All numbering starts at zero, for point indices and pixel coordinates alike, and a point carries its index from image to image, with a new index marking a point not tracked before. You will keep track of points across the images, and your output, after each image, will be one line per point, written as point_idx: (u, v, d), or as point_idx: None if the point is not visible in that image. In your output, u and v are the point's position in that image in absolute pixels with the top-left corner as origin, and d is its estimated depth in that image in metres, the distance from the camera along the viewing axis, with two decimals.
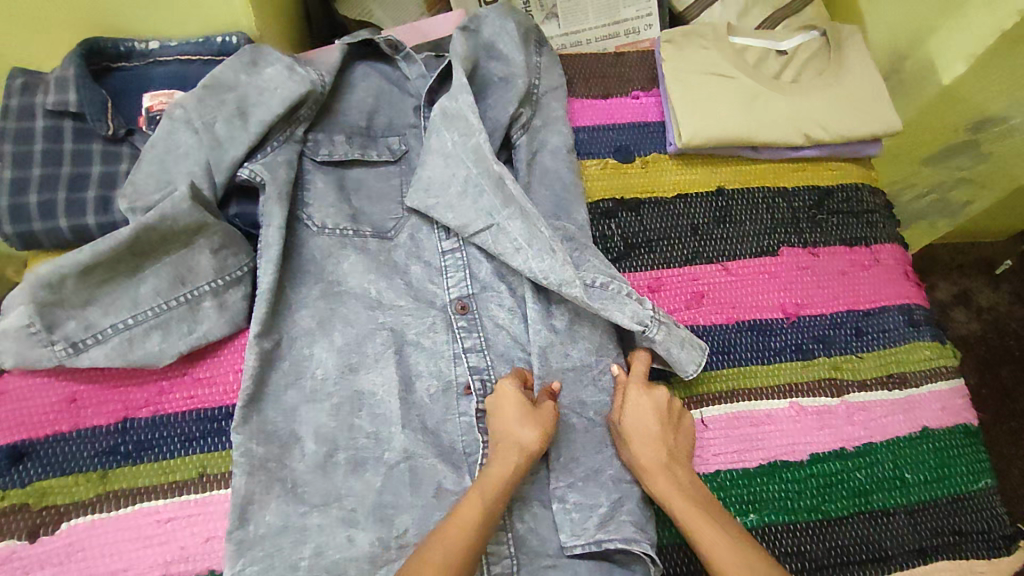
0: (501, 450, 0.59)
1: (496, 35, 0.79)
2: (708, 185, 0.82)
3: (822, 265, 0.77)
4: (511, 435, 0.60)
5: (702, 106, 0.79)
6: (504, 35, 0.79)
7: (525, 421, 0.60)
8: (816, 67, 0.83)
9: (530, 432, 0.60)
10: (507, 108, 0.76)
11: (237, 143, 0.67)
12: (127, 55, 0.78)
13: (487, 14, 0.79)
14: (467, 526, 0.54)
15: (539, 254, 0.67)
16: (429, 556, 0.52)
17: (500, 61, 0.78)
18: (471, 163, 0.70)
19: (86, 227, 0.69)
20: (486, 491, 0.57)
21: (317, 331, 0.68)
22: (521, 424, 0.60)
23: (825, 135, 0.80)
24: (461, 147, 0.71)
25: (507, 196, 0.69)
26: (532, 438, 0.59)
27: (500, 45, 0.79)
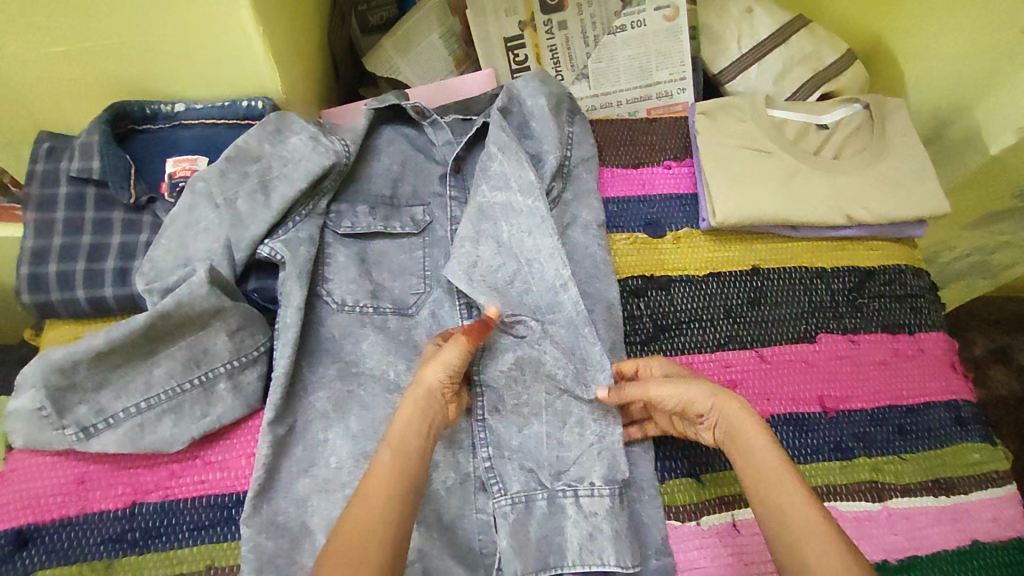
0: (409, 392, 0.58)
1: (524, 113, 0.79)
2: (742, 263, 0.79)
3: (860, 354, 0.74)
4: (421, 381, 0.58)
5: (739, 184, 0.77)
6: (531, 111, 0.78)
7: (439, 359, 0.59)
8: (859, 143, 0.80)
9: (433, 372, 0.59)
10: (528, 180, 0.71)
11: (259, 220, 0.66)
12: (152, 117, 0.77)
13: (517, 88, 0.79)
14: (385, 470, 0.52)
15: (579, 360, 0.66)
16: (353, 501, 0.50)
17: (528, 136, 0.78)
18: (524, 233, 0.69)
19: (104, 299, 0.67)
20: (396, 446, 0.54)
21: (332, 415, 0.65)
22: (432, 364, 0.59)
23: (868, 216, 0.77)
24: (490, 228, 0.69)
25: (545, 284, 0.68)
26: (435, 375, 0.59)
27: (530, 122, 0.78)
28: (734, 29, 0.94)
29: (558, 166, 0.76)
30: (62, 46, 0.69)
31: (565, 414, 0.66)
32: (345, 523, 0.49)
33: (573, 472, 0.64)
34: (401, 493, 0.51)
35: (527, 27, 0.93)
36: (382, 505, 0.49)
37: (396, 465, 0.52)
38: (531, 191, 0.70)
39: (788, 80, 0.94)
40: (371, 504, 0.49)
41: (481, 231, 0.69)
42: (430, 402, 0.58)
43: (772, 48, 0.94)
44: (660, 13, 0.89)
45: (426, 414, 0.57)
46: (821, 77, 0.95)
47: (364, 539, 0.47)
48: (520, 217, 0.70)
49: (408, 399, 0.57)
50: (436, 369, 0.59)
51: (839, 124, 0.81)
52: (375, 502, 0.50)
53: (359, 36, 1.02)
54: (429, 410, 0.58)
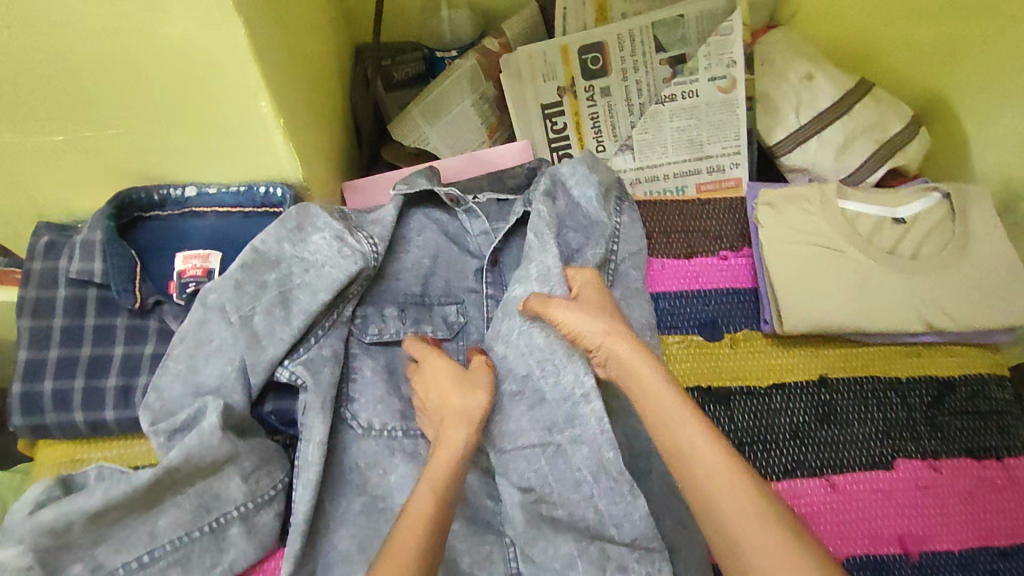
0: (449, 424, 0.56)
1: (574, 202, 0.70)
2: (808, 371, 0.72)
3: (944, 485, 0.67)
4: (453, 405, 0.57)
5: (809, 288, 0.69)
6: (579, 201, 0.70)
7: (466, 387, 0.59)
8: (938, 240, 0.72)
9: (466, 400, 0.58)
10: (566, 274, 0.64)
11: (278, 340, 0.58)
12: (161, 203, 0.69)
13: (565, 171, 0.71)
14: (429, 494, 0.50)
15: (606, 494, 0.58)
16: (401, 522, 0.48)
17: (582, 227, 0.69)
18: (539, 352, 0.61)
19: (104, 422, 0.60)
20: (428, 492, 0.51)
21: (356, 560, 0.57)
22: (464, 390, 0.58)
23: (949, 324, 0.70)
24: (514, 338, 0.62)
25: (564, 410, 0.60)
26: (477, 401, 0.58)
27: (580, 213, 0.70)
28: (792, 97, 0.87)
29: (604, 264, 0.69)
30: (63, 135, 0.62)
31: (604, 562, 0.57)
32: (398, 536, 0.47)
33: None
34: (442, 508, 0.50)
35: (566, 93, 0.85)
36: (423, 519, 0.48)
37: (431, 517, 0.49)
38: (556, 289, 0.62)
39: (849, 155, 0.86)
40: (422, 524, 0.48)
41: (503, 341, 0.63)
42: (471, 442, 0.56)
43: (833, 119, 0.86)
44: (715, 83, 0.82)
45: (458, 443, 0.55)
46: (883, 151, 0.87)
47: (412, 558, 0.45)
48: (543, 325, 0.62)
49: (450, 432, 0.56)
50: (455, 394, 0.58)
51: (914, 219, 0.74)
52: (423, 523, 0.48)
53: (382, 94, 0.93)
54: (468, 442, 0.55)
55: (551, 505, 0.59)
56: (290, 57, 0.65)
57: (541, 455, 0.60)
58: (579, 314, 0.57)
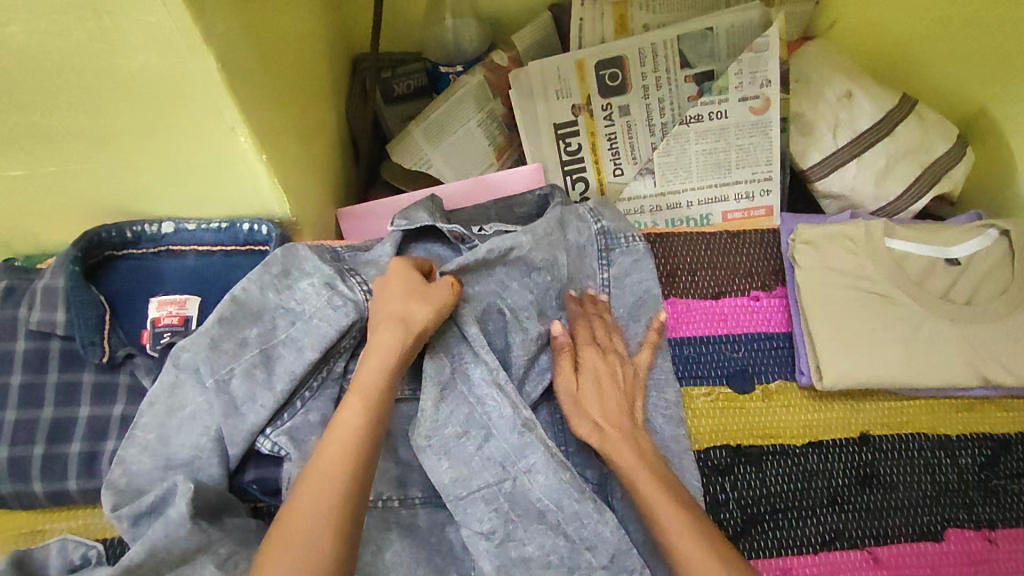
0: (380, 331, 0.52)
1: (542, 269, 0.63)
2: (848, 428, 0.65)
3: (1000, 559, 0.60)
4: (392, 312, 0.52)
5: (851, 338, 0.62)
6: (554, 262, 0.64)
7: (417, 299, 0.53)
8: (998, 284, 0.65)
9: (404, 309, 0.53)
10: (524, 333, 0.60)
11: (258, 405, 0.52)
12: (134, 241, 0.62)
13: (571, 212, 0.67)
14: (358, 413, 0.48)
15: (571, 519, 0.53)
16: (305, 482, 0.44)
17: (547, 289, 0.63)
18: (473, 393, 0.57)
19: (66, 492, 0.54)
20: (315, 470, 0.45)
21: None
22: (412, 300, 0.53)
23: (1009, 378, 0.62)
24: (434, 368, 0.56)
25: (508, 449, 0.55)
26: (425, 316, 0.53)
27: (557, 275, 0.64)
28: (829, 117, 0.79)
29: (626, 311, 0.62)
30: (20, 171, 0.55)
31: None
32: (291, 512, 0.43)
33: None
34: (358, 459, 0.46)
35: (581, 112, 0.78)
36: (337, 472, 0.45)
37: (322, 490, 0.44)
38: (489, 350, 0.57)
39: (890, 181, 0.79)
40: (331, 474, 0.45)
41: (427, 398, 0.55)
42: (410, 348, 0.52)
43: (873, 142, 0.79)
44: (746, 104, 0.75)
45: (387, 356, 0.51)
46: (927, 177, 0.80)
47: (304, 519, 0.42)
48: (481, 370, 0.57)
49: (380, 332, 0.52)
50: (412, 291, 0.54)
51: (971, 259, 0.66)
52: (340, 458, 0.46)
53: (381, 106, 0.86)
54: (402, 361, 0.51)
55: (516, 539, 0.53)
56: (275, 82, 0.59)
57: (499, 494, 0.54)
58: (600, 382, 0.58)
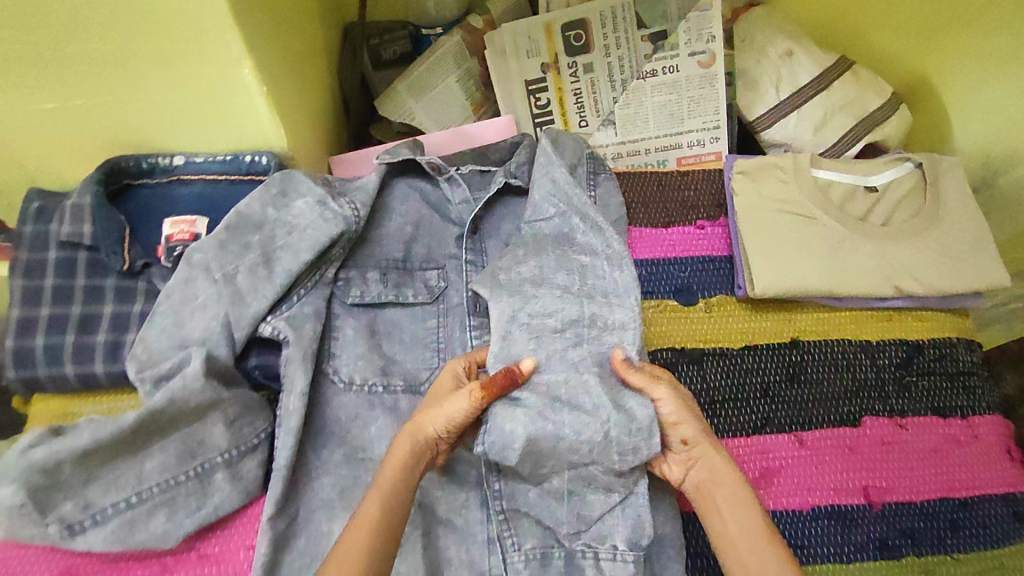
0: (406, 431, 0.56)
1: (541, 177, 0.73)
2: (780, 335, 0.73)
3: (910, 440, 0.69)
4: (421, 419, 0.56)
5: (780, 253, 0.71)
6: (556, 177, 0.72)
7: (445, 412, 0.56)
8: (910, 209, 0.74)
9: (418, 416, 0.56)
10: (614, 245, 0.68)
11: (260, 296, 0.61)
12: (149, 172, 0.71)
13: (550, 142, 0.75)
14: (377, 499, 0.52)
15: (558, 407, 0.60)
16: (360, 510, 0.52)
17: (555, 197, 0.71)
18: (588, 288, 0.67)
19: (93, 376, 0.63)
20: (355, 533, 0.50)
21: (337, 505, 0.61)
22: (444, 404, 0.56)
23: (919, 288, 0.71)
24: (546, 283, 0.67)
25: (558, 331, 0.64)
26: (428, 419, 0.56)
27: (561, 188, 0.71)
28: (772, 72, 0.89)
29: (566, 232, 0.70)
30: (52, 103, 0.64)
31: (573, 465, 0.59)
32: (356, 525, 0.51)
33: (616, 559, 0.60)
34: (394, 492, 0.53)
35: (549, 70, 0.87)
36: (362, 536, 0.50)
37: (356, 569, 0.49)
38: (621, 263, 0.67)
39: (828, 130, 0.87)
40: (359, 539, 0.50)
41: (521, 293, 0.66)
42: (426, 451, 0.56)
43: (811, 93, 0.88)
44: (694, 58, 0.84)
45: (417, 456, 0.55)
46: (863, 125, 0.88)
47: None
48: (608, 274, 0.68)
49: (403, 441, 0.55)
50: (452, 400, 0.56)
51: (888, 186, 0.75)
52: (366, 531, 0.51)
53: (370, 71, 0.97)
54: (423, 455, 0.56)
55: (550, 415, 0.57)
56: (274, 30, 0.68)
57: None
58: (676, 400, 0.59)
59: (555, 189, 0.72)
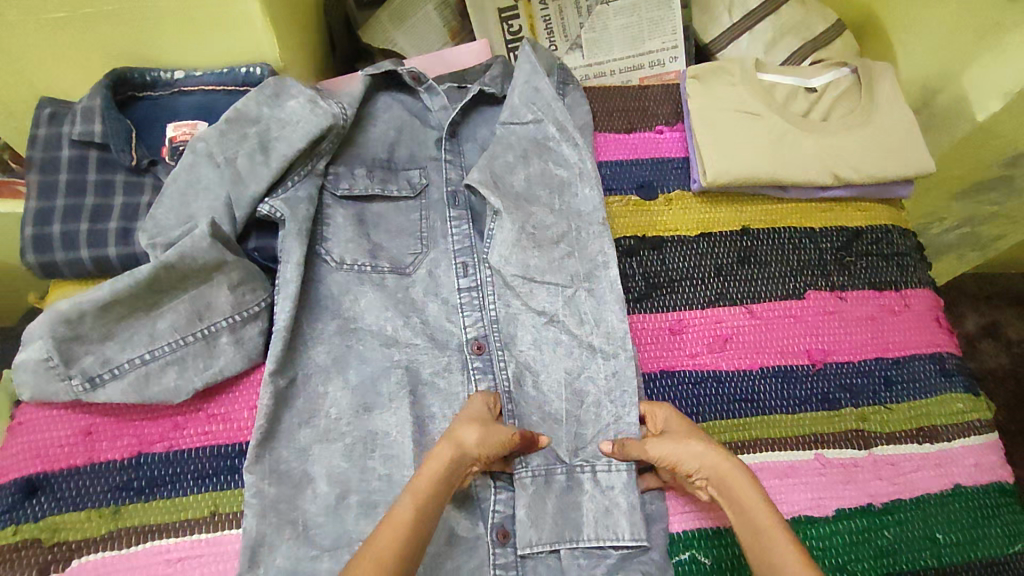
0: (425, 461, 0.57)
1: (518, 84, 0.79)
2: (732, 223, 0.80)
3: (850, 309, 0.76)
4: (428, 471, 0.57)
5: (730, 146, 0.78)
6: (539, 88, 0.78)
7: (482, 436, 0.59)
8: (846, 107, 0.82)
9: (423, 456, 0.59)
10: (585, 163, 0.76)
11: (258, 179, 0.67)
12: (152, 84, 0.78)
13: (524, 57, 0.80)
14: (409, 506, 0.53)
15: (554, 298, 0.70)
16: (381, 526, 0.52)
17: (533, 105, 0.78)
18: (566, 206, 0.75)
19: (107, 258, 0.69)
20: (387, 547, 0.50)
21: (331, 369, 0.68)
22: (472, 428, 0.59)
23: (855, 176, 0.79)
24: (533, 197, 0.74)
25: (553, 244, 0.72)
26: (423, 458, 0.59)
27: (542, 96, 0.78)
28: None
29: (541, 142, 0.77)
30: (62, 12, 0.69)
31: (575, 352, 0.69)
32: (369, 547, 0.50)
33: (591, 449, 0.66)
34: (419, 520, 0.53)
35: None
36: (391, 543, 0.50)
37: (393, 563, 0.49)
38: (592, 181, 0.75)
39: (778, 50, 0.95)
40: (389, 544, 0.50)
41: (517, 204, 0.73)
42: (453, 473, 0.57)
43: (762, 17, 0.95)
44: None
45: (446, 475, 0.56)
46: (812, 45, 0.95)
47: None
48: (582, 192, 0.75)
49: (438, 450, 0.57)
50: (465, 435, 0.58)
51: (826, 88, 0.83)
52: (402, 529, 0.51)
53: (353, 11, 1.03)
54: (456, 472, 0.57)
55: (538, 304, 0.70)
56: None
57: (466, 251, 0.73)
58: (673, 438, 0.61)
59: (535, 95, 0.78)
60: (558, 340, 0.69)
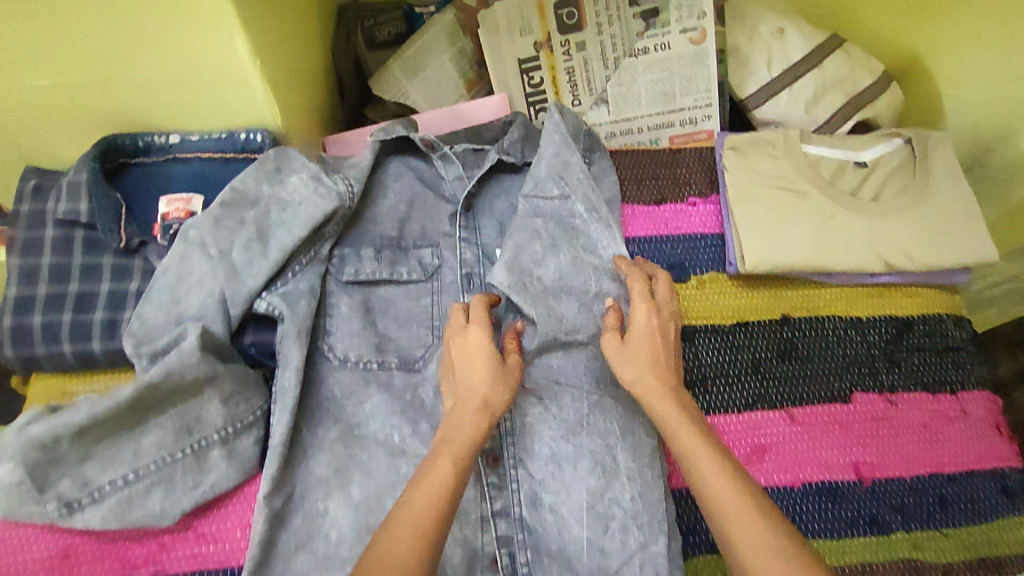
0: (458, 412, 0.55)
1: (545, 155, 0.72)
2: (772, 311, 0.74)
3: (900, 416, 0.71)
4: (467, 389, 0.55)
5: (773, 229, 0.71)
6: (569, 162, 0.72)
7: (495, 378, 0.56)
8: (899, 184, 0.74)
9: (481, 384, 0.55)
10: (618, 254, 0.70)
11: (256, 272, 0.61)
12: (145, 150, 0.71)
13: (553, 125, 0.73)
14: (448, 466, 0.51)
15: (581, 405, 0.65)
16: (415, 492, 0.50)
17: (561, 180, 0.71)
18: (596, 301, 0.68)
19: (91, 353, 0.63)
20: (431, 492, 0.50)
21: (333, 482, 0.62)
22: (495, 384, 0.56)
23: (908, 263, 0.72)
24: (568, 289, 0.68)
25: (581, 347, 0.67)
26: (485, 385, 0.55)
27: (572, 172, 0.72)
28: (764, 50, 0.88)
29: (568, 225, 0.71)
30: (48, 79, 0.63)
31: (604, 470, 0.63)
32: (401, 515, 0.49)
33: None
34: (446, 484, 0.50)
35: (542, 48, 0.87)
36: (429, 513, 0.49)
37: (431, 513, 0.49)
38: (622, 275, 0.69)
39: (818, 109, 0.88)
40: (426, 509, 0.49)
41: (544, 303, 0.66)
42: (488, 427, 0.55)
43: (805, 71, 0.87)
44: (686, 36, 0.83)
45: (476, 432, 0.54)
46: (855, 105, 0.88)
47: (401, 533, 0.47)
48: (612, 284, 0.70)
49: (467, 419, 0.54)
50: (488, 372, 0.55)
51: (878, 161, 0.75)
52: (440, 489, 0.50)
53: (364, 51, 0.98)
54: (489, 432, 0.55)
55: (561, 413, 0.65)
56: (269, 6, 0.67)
57: None
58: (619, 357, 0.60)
59: (564, 169, 0.72)
60: (582, 453, 0.63)
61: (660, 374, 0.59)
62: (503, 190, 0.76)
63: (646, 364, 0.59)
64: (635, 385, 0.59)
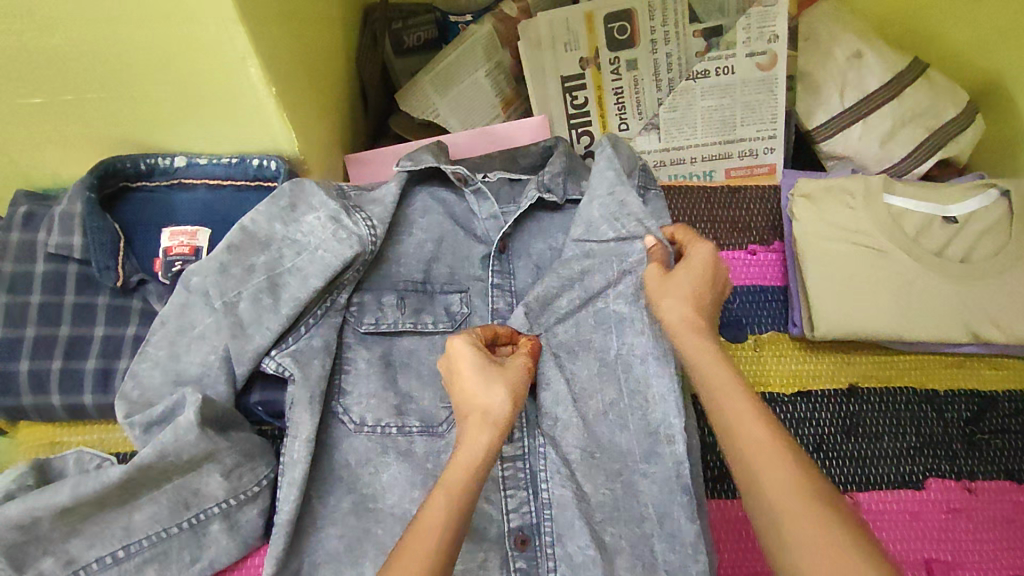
0: (469, 425, 0.50)
1: (599, 194, 0.63)
2: (838, 379, 0.66)
3: (979, 509, 0.62)
4: (476, 402, 0.51)
5: (848, 291, 0.63)
6: (626, 202, 0.62)
7: (494, 383, 0.52)
8: (994, 243, 0.65)
9: (501, 398, 0.51)
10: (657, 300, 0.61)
11: (265, 329, 0.54)
12: (147, 173, 0.63)
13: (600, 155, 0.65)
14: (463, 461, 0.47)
15: (626, 484, 0.57)
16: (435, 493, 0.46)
17: (616, 220, 0.62)
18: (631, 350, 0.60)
19: (82, 406, 0.58)
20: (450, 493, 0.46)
21: (344, 559, 0.56)
22: (487, 389, 0.51)
23: (1001, 336, 0.63)
24: (602, 348, 0.61)
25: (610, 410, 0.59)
26: (502, 401, 0.51)
27: (629, 211, 0.62)
28: (837, 77, 0.79)
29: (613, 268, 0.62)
30: (38, 98, 0.55)
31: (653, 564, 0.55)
32: (423, 519, 0.44)
33: None
34: (466, 494, 0.46)
35: (589, 66, 0.78)
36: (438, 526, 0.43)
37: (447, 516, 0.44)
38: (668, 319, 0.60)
39: (896, 144, 0.78)
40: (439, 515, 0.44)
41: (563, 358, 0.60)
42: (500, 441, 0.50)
43: (882, 102, 0.78)
44: (754, 60, 0.75)
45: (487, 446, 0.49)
46: (936, 140, 0.78)
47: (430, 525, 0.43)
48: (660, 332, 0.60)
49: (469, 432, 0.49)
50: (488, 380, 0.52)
51: (970, 217, 0.67)
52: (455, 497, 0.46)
53: (392, 58, 0.89)
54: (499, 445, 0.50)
55: (606, 496, 0.57)
56: (288, 20, 0.59)
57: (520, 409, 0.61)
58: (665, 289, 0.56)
59: (621, 210, 0.62)
60: (629, 543, 0.56)
61: (695, 311, 0.55)
62: (540, 228, 0.68)
63: (684, 294, 0.55)
64: (666, 315, 0.54)
